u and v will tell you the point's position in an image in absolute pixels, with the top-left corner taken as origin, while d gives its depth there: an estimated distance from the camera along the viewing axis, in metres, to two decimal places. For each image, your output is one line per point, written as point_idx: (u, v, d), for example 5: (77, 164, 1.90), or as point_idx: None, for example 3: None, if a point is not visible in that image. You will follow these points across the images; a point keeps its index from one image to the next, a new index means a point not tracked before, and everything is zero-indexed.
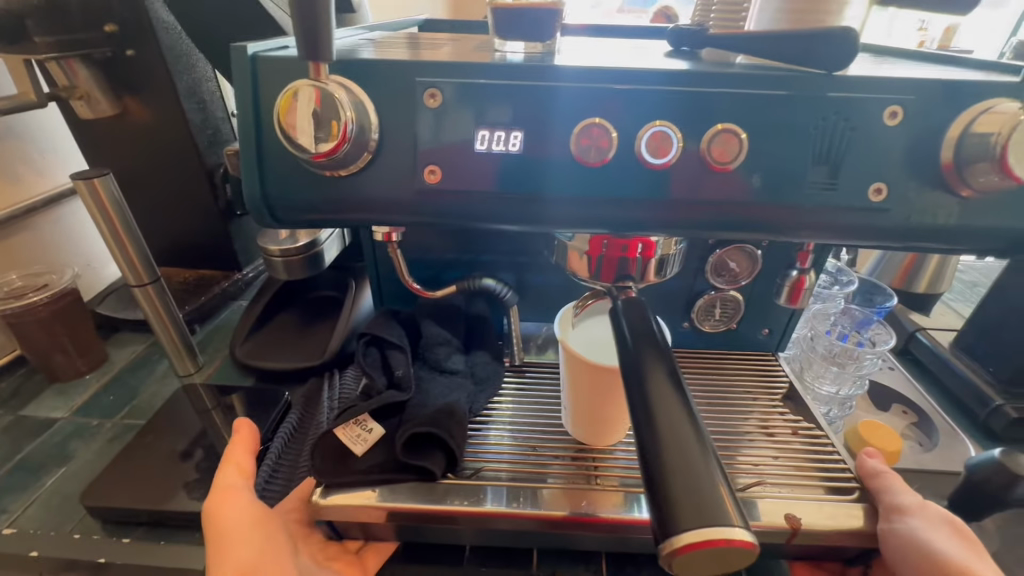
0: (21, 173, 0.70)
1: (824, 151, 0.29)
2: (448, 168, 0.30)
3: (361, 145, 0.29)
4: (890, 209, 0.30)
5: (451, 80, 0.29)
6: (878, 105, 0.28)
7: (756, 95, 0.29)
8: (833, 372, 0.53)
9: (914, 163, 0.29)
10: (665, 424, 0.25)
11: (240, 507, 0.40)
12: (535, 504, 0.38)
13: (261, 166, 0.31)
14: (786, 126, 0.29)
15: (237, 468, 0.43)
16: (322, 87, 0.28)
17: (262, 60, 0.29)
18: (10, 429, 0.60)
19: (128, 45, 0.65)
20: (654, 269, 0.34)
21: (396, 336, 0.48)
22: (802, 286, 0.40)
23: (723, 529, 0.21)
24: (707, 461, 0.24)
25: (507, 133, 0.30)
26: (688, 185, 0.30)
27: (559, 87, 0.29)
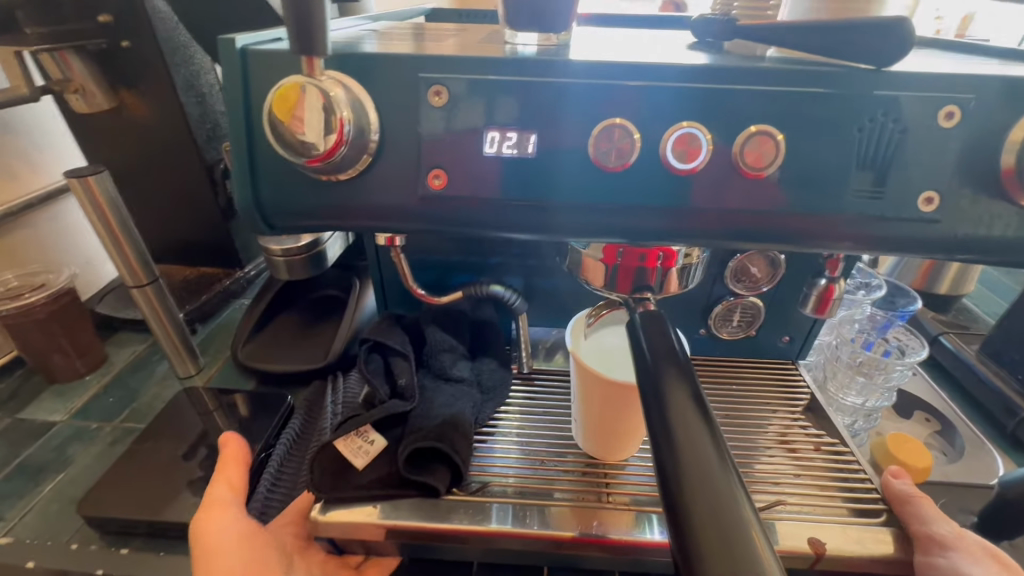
0: (15, 168, 0.69)
1: (866, 154, 0.27)
2: (455, 172, 0.28)
3: (360, 147, 0.27)
4: (940, 220, 0.27)
5: (459, 76, 0.27)
6: (928, 104, 0.26)
7: (792, 93, 0.26)
8: (859, 383, 0.50)
9: (968, 170, 0.26)
10: (688, 450, 0.22)
11: (224, 525, 0.38)
12: (543, 523, 0.36)
13: (253, 167, 0.29)
14: (828, 128, 0.26)
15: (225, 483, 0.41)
16: (317, 84, 0.25)
17: (253, 54, 0.27)
18: (8, 432, 0.59)
19: (123, 35, 0.62)
20: (677, 280, 0.32)
21: (398, 341, 0.45)
22: (831, 295, 0.37)
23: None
24: (736, 495, 0.21)
25: (519, 135, 0.27)
26: (714, 194, 0.28)
27: (575, 85, 0.27)
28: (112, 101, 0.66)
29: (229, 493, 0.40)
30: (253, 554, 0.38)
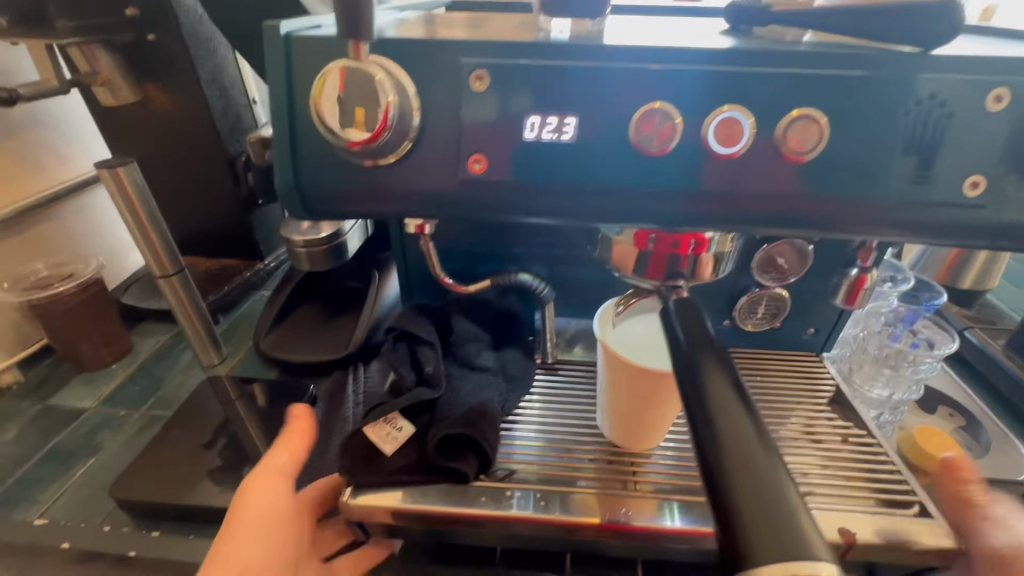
0: (43, 160, 0.70)
1: (909, 139, 0.27)
2: (494, 157, 0.28)
3: (402, 132, 0.27)
4: (985, 206, 0.27)
5: (501, 61, 0.27)
6: (975, 88, 0.26)
7: (834, 77, 0.26)
8: (885, 375, 0.50)
9: (1016, 155, 0.26)
10: (730, 436, 0.23)
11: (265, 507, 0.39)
12: (565, 509, 0.37)
13: (293, 152, 0.29)
14: (872, 112, 0.26)
15: (283, 459, 0.41)
16: (362, 69, 0.26)
17: (296, 40, 0.27)
18: (39, 418, 0.61)
19: (150, 29, 0.63)
20: (711, 267, 0.32)
21: (425, 331, 0.45)
22: (863, 285, 0.37)
23: (805, 562, 0.18)
24: (780, 480, 0.21)
25: (559, 119, 0.27)
26: (753, 179, 0.28)
27: (616, 70, 0.27)
28: (138, 94, 0.67)
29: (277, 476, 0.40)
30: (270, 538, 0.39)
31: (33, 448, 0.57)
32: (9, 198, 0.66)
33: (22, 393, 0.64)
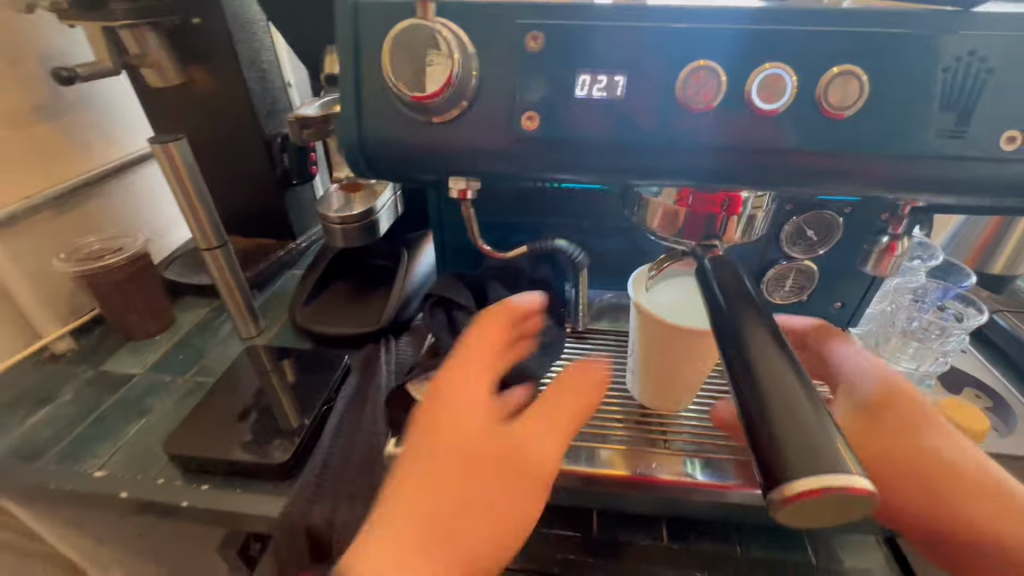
0: (92, 140, 0.73)
1: (948, 95, 0.27)
2: (547, 115, 0.30)
3: (461, 90, 0.29)
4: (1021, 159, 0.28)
5: (556, 22, 0.29)
6: (1016, 45, 0.27)
7: (878, 34, 0.27)
8: (912, 348, 0.50)
9: None
10: (769, 378, 0.24)
11: (505, 500, 0.31)
12: (592, 462, 0.39)
13: (360, 114, 0.31)
14: (916, 68, 0.27)
15: (541, 447, 0.33)
16: (431, 27, 0.28)
17: (365, 9, 0.30)
18: (92, 382, 0.64)
19: (195, 12, 0.66)
20: (741, 227, 0.33)
21: (463, 297, 0.47)
22: (894, 252, 0.37)
23: (831, 478, 0.19)
24: (818, 416, 0.22)
25: (610, 78, 0.29)
26: (795, 134, 0.29)
27: (664, 28, 0.28)
28: (182, 76, 0.69)
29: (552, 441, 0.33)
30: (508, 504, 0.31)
31: (88, 409, 0.61)
32: (62, 175, 0.70)
33: (75, 358, 0.67)
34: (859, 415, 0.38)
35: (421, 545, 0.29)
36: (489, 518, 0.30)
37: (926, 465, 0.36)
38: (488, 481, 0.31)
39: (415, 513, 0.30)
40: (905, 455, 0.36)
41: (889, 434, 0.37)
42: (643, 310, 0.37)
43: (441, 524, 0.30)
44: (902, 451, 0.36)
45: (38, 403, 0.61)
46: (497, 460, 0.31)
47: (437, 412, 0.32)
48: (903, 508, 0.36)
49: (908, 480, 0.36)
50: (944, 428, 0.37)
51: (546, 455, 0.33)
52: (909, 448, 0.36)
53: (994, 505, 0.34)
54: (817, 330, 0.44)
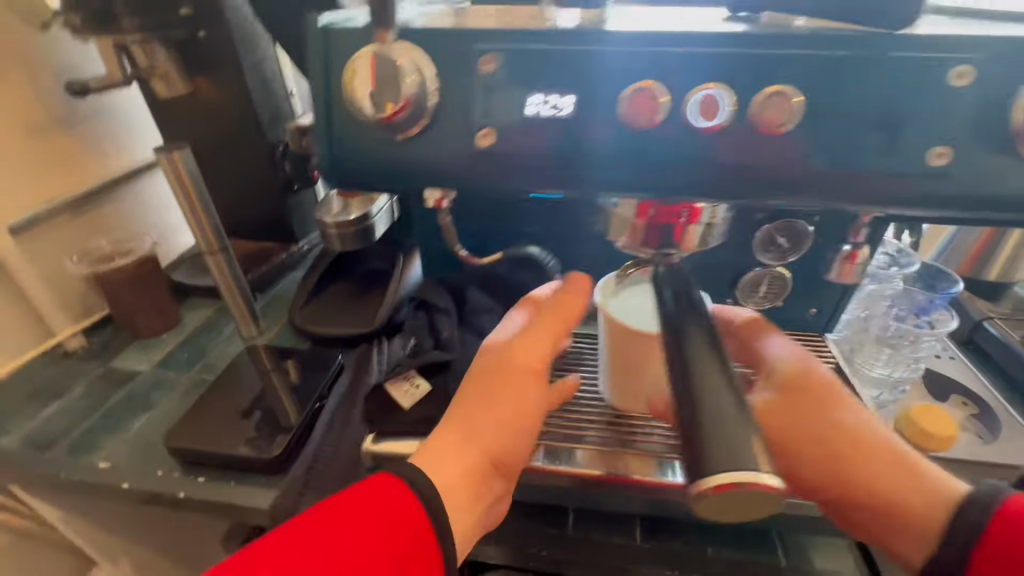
0: (105, 147, 0.77)
1: (881, 113, 0.30)
2: (502, 133, 0.32)
3: (419, 110, 0.31)
4: (951, 174, 0.30)
5: (506, 47, 0.31)
6: (938, 68, 0.29)
7: (813, 55, 0.29)
8: (886, 354, 0.52)
9: (983, 123, 0.29)
10: (705, 388, 0.25)
11: (516, 398, 0.38)
12: (571, 463, 0.41)
13: (331, 129, 0.33)
14: (848, 87, 0.30)
15: (535, 349, 0.39)
16: (383, 55, 0.30)
17: (334, 33, 0.32)
18: (101, 378, 0.68)
19: (200, 26, 0.69)
20: (698, 238, 0.33)
21: (443, 301, 0.50)
22: (855, 261, 0.39)
23: (743, 475, 0.21)
24: (744, 426, 0.23)
25: (559, 97, 0.31)
26: (738, 149, 0.31)
27: (608, 52, 0.30)
28: (190, 87, 0.73)
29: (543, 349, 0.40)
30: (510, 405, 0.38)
31: (97, 403, 0.64)
32: (77, 181, 0.74)
33: (87, 355, 0.71)
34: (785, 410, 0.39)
35: (462, 440, 0.37)
36: (509, 412, 0.38)
37: (833, 441, 0.38)
38: (500, 388, 0.38)
39: (457, 423, 0.38)
40: (814, 433, 0.38)
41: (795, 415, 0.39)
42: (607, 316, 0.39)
43: (474, 426, 0.37)
44: (811, 430, 0.38)
45: (51, 398, 0.65)
46: (503, 369, 0.39)
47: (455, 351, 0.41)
48: (815, 481, 0.39)
49: (816, 455, 0.38)
50: (855, 403, 0.39)
51: (540, 354, 0.40)
52: (819, 427, 0.38)
53: (897, 476, 0.36)
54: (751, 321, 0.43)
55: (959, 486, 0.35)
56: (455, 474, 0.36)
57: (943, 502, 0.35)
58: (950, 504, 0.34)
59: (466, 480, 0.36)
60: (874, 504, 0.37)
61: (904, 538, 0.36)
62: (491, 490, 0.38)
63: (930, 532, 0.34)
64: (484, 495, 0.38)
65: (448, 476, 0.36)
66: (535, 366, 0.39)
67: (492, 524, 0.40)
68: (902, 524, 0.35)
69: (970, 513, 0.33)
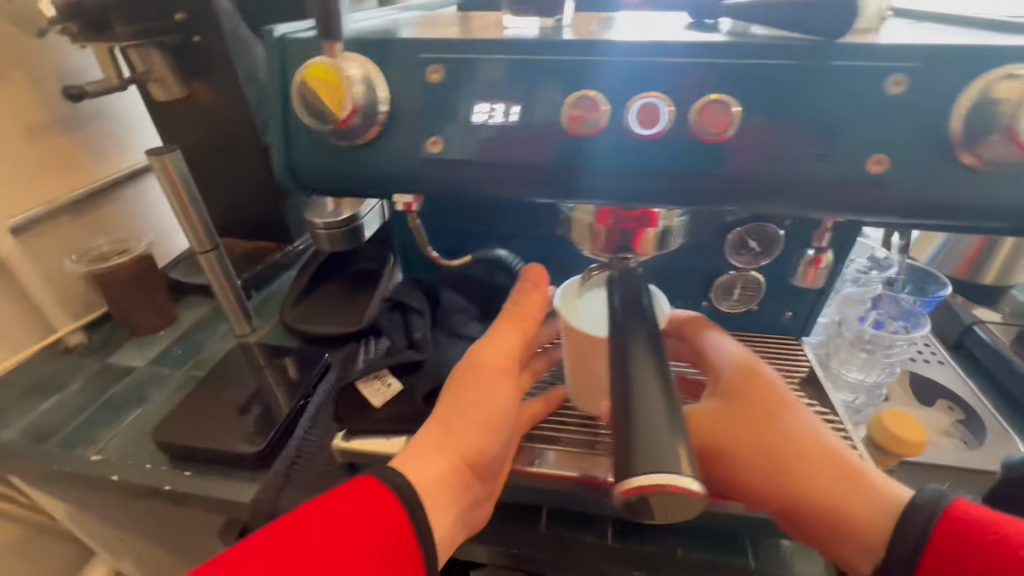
0: (106, 149, 0.80)
1: (817, 122, 0.30)
2: (448, 140, 0.34)
3: (370, 118, 0.33)
4: (892, 179, 0.31)
5: (450, 57, 0.33)
6: (871, 75, 0.30)
7: (747, 66, 0.31)
8: (862, 358, 0.51)
9: (924, 133, 0.30)
10: (641, 403, 0.25)
11: (488, 397, 0.39)
12: (542, 463, 0.42)
13: (288, 140, 0.36)
14: (782, 98, 0.31)
15: (504, 349, 0.41)
16: (337, 64, 0.32)
17: (287, 42, 0.34)
18: (98, 373, 0.70)
19: (194, 31, 0.70)
20: (656, 241, 0.35)
21: (416, 301, 0.52)
22: (818, 265, 0.41)
23: (663, 478, 0.22)
24: (676, 443, 0.24)
25: (503, 106, 0.33)
26: (678, 156, 0.32)
27: (610, 62, 0.32)
28: (185, 90, 0.74)
29: (512, 350, 0.41)
30: (485, 409, 0.39)
31: (93, 398, 0.66)
32: (78, 182, 0.76)
33: (86, 351, 0.73)
34: (727, 413, 0.41)
35: (439, 441, 0.38)
36: (483, 412, 0.39)
37: (780, 452, 0.39)
38: (473, 389, 0.39)
39: (435, 425, 0.39)
40: (760, 443, 0.39)
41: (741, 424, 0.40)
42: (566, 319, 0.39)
43: (451, 428, 0.39)
44: (757, 439, 0.39)
45: (50, 392, 0.67)
46: (476, 370, 0.40)
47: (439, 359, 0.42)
48: (764, 492, 0.39)
49: (763, 465, 0.39)
50: (803, 413, 0.40)
51: (508, 353, 0.41)
52: (767, 437, 0.39)
53: (844, 486, 0.37)
54: (690, 323, 0.46)
55: (903, 493, 0.37)
56: (432, 474, 0.37)
57: (887, 512, 0.36)
58: (893, 515, 0.36)
59: (443, 480, 0.37)
60: (822, 514, 0.38)
61: (852, 548, 0.37)
62: (471, 492, 0.39)
63: (876, 543, 0.36)
64: (464, 496, 0.38)
65: (426, 475, 0.37)
66: (503, 365, 0.40)
67: (475, 530, 0.41)
68: (849, 535, 0.37)
69: (914, 524, 0.34)
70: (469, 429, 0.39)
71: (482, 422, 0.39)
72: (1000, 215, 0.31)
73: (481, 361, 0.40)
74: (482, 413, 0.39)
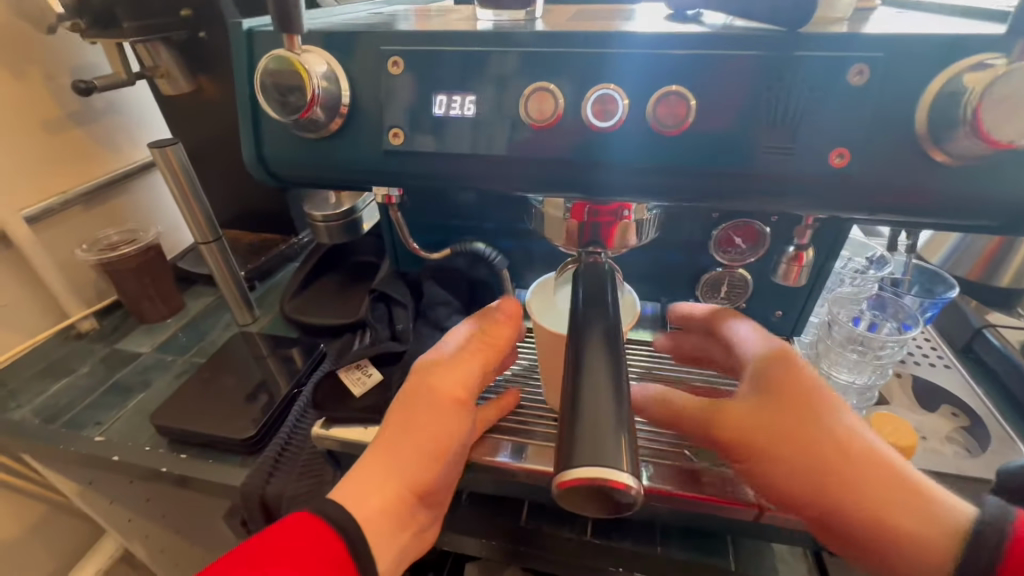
0: (119, 143, 0.83)
1: (777, 114, 0.30)
2: (408, 132, 0.35)
3: (333, 109, 0.34)
4: (854, 173, 0.30)
5: (410, 50, 0.34)
6: (833, 65, 0.29)
7: (704, 56, 0.30)
8: (852, 360, 0.50)
9: (880, 124, 0.29)
10: (588, 398, 0.25)
11: (439, 427, 0.37)
12: (518, 456, 0.42)
13: (257, 133, 0.37)
14: (745, 87, 0.30)
15: (461, 381, 0.38)
16: (294, 55, 0.33)
17: (256, 36, 0.35)
18: (107, 358, 0.72)
19: (200, 27, 0.72)
20: (629, 234, 0.35)
21: (400, 293, 0.55)
22: (800, 262, 0.41)
23: (602, 471, 0.22)
24: (619, 437, 0.23)
25: (461, 98, 0.33)
26: (635, 147, 0.32)
27: (625, 54, 0.31)
28: (192, 86, 0.76)
29: (470, 378, 0.38)
30: (433, 439, 0.36)
31: (99, 382, 0.69)
32: (91, 174, 0.79)
33: (96, 337, 0.76)
34: (766, 407, 0.36)
35: (385, 468, 0.36)
36: (431, 445, 0.36)
37: (829, 453, 0.34)
38: (424, 419, 0.37)
39: (380, 454, 0.36)
40: (808, 443, 0.34)
41: (785, 420, 0.35)
42: (535, 319, 0.39)
43: (399, 455, 0.36)
44: (802, 437, 0.34)
45: (59, 375, 0.70)
46: (427, 400, 0.37)
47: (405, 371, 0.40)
48: (807, 498, 0.34)
49: (808, 466, 0.34)
50: (846, 411, 0.36)
51: (466, 385, 0.38)
52: (815, 436, 0.34)
53: (897, 494, 0.33)
54: (714, 313, 0.45)
55: (956, 502, 0.34)
56: (375, 506, 0.35)
57: (946, 527, 0.32)
58: (959, 533, 0.32)
59: (385, 513, 0.35)
60: (873, 528, 0.33)
61: (905, 567, 0.32)
62: (418, 518, 0.38)
63: (935, 558, 0.32)
64: (407, 526, 0.37)
65: (367, 507, 0.35)
66: (459, 397, 0.37)
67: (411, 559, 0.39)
68: (899, 550, 0.33)
69: (983, 546, 0.31)
70: (414, 459, 0.36)
71: (430, 453, 0.37)
72: (983, 209, 0.29)
73: (436, 386, 0.37)
74: (430, 443, 0.36)
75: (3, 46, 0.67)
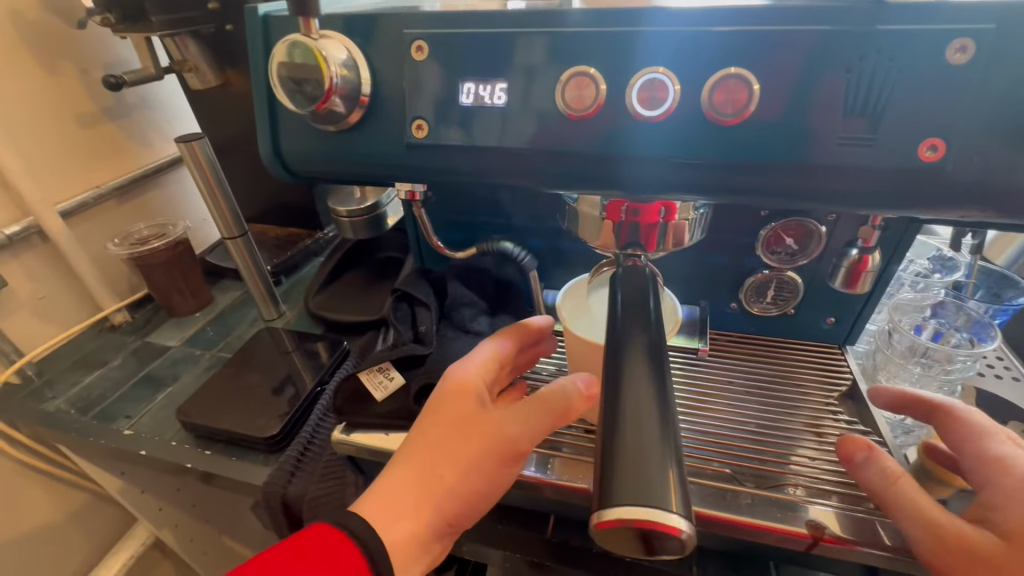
0: (151, 139, 0.83)
1: (852, 98, 0.26)
2: (432, 123, 0.32)
3: (353, 97, 0.32)
4: (947, 168, 0.26)
5: (436, 33, 0.31)
6: (925, 41, 0.25)
7: (766, 32, 0.26)
8: (915, 373, 0.47)
9: (980, 111, 0.25)
10: (631, 423, 0.22)
11: (486, 468, 0.33)
12: (545, 469, 0.40)
13: (276, 126, 0.35)
14: (817, 68, 0.26)
15: (519, 428, 0.33)
16: (311, 40, 0.31)
17: (273, 22, 0.34)
18: (137, 351, 0.73)
19: (228, 20, 0.71)
20: (671, 237, 0.32)
21: (424, 293, 0.53)
22: (863, 268, 0.39)
23: (648, 512, 0.19)
24: (667, 470, 0.21)
25: (492, 86, 0.31)
26: (683, 138, 0.29)
27: (676, 32, 0.27)
28: (220, 79, 0.75)
29: (530, 433, 0.33)
30: (479, 480, 0.33)
31: (129, 374, 0.69)
32: (122, 169, 0.80)
33: (128, 330, 0.77)
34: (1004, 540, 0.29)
35: (414, 497, 0.33)
36: (476, 483, 0.33)
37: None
38: (467, 453, 0.33)
39: (410, 472, 0.33)
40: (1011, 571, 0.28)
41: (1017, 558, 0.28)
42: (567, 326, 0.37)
43: (432, 478, 0.33)
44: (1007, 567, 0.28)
45: (93, 366, 0.71)
46: (470, 430, 0.33)
47: (441, 393, 0.35)
48: None
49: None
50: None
51: (527, 436, 0.33)
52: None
53: None
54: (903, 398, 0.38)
55: None
56: (404, 531, 0.32)
57: None
58: None
59: (416, 539, 0.33)
60: None
61: None
62: (443, 544, 0.35)
63: None
64: (433, 550, 0.34)
65: (397, 532, 0.32)
66: (521, 449, 0.34)
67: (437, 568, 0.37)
68: None
69: None
70: (455, 496, 0.33)
71: (475, 491, 0.33)
72: None
73: (494, 434, 0.33)
74: (475, 484, 0.33)
75: (39, 41, 0.67)
